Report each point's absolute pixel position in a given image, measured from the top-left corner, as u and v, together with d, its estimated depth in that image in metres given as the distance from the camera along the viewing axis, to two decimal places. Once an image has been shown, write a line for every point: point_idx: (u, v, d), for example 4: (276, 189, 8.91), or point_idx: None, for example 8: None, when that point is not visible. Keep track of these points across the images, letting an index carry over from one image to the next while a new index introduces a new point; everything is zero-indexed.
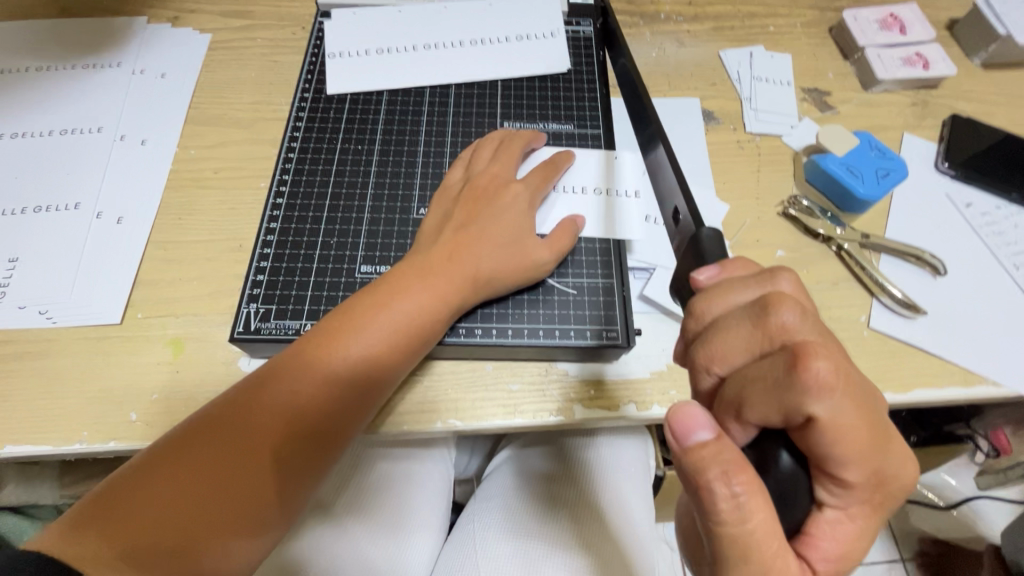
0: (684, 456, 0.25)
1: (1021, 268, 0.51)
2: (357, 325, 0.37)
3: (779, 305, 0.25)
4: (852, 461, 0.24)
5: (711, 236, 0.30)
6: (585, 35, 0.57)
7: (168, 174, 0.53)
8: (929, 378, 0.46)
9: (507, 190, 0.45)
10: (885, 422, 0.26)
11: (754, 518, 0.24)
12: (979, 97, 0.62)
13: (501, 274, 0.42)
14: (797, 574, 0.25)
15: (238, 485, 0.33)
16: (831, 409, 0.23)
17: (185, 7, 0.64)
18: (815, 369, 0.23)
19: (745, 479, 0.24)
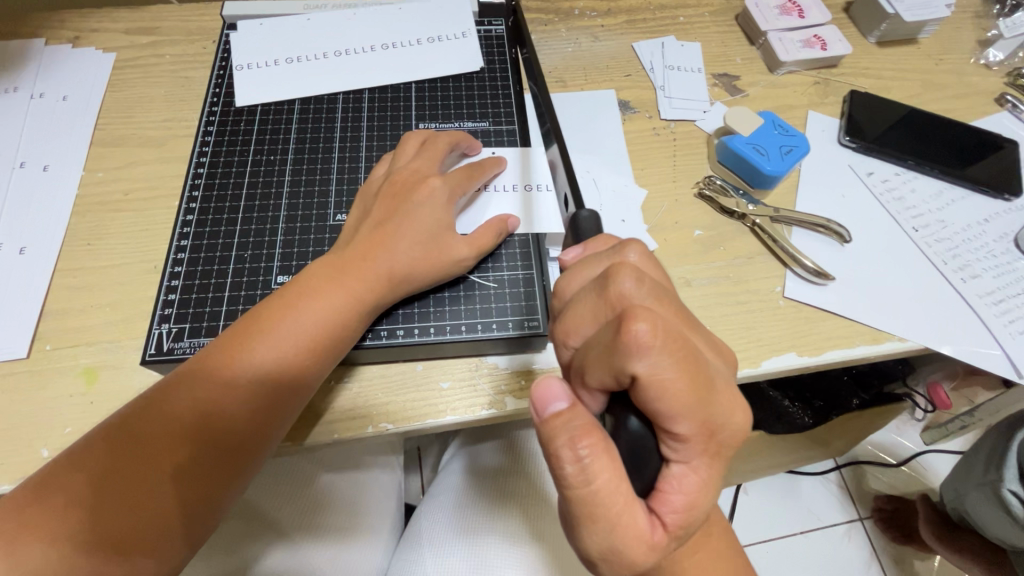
0: (543, 425, 0.29)
1: (919, 229, 0.55)
2: (267, 328, 0.38)
3: (617, 280, 0.30)
4: (680, 414, 0.27)
5: (587, 215, 0.36)
6: (496, 34, 0.58)
7: (73, 199, 0.51)
8: (841, 340, 0.49)
9: (423, 184, 0.44)
10: (719, 379, 0.29)
11: (597, 477, 0.28)
12: (875, 73, 0.66)
13: (421, 272, 0.42)
14: (647, 527, 0.28)
15: (154, 486, 0.34)
16: (651, 366, 0.27)
17: (86, 26, 0.62)
18: (635, 329, 0.27)
19: (589, 442, 0.28)
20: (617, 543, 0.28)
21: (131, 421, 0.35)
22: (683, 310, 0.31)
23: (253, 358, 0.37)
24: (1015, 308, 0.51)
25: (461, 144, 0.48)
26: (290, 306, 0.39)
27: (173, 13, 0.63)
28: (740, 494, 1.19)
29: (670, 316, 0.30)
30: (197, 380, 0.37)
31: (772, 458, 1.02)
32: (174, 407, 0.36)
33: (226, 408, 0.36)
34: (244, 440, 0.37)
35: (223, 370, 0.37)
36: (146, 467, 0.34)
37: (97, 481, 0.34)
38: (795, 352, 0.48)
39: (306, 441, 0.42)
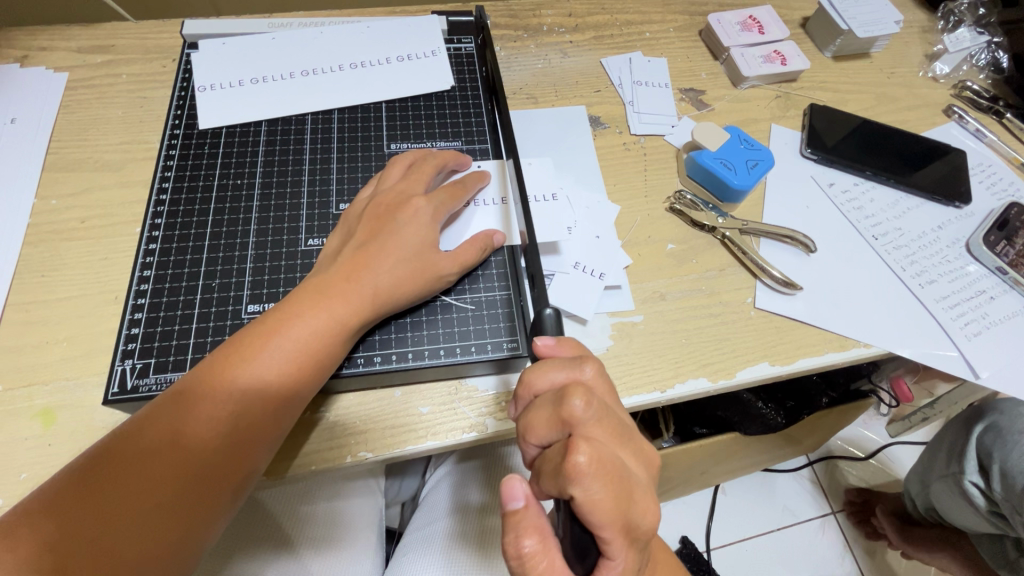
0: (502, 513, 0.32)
1: (879, 237, 0.57)
2: (249, 355, 0.37)
3: (569, 397, 0.31)
4: (607, 532, 0.29)
5: (551, 321, 0.37)
6: (466, 52, 0.58)
7: (25, 228, 0.49)
8: (810, 348, 0.50)
9: (407, 204, 0.43)
10: (648, 495, 0.31)
11: (537, 566, 0.30)
12: (832, 86, 0.68)
13: (402, 291, 0.41)
14: None
15: (138, 520, 0.33)
16: (585, 493, 0.28)
17: (35, 45, 0.59)
18: (575, 459, 0.28)
19: (531, 541, 0.30)
20: None
21: (110, 454, 0.34)
22: (624, 424, 0.33)
23: (235, 387, 0.36)
24: (969, 311, 0.54)
25: (447, 160, 0.48)
26: (272, 333, 0.38)
27: (130, 30, 0.61)
28: (718, 494, 1.21)
29: (608, 435, 0.31)
30: (179, 409, 0.36)
31: (747, 459, 1.05)
32: (156, 438, 0.35)
33: (212, 438, 0.36)
34: (231, 468, 0.36)
35: (207, 400, 0.36)
36: (128, 501, 0.33)
37: (77, 519, 0.32)
38: (768, 361, 0.49)
39: (285, 474, 0.41)
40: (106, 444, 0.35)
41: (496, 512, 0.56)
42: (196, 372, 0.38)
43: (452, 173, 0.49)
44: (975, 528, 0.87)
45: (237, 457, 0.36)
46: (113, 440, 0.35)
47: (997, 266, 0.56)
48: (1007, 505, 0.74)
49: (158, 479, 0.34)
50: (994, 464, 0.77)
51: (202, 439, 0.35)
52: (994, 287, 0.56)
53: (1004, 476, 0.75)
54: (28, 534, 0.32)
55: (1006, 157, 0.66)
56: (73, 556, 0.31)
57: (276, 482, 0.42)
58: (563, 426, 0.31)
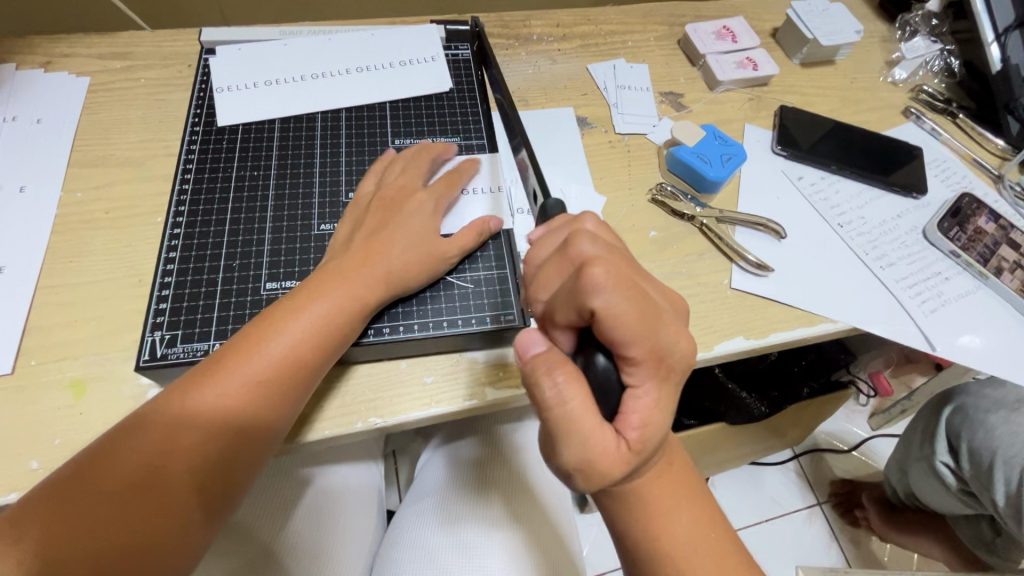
0: (524, 366, 0.35)
1: (844, 225, 0.62)
2: (274, 331, 0.40)
3: (576, 240, 0.34)
4: (631, 341, 0.32)
5: (553, 203, 0.42)
6: (463, 57, 0.63)
7: (52, 218, 0.52)
8: (782, 323, 0.55)
9: (411, 198, 0.48)
10: (665, 314, 0.34)
11: (571, 402, 0.32)
12: (801, 90, 0.74)
13: (410, 273, 0.45)
14: (614, 445, 0.32)
15: (166, 489, 0.36)
16: (606, 302, 0.31)
17: (57, 52, 0.63)
18: (593, 274, 0.31)
19: (563, 372, 0.33)
20: (589, 457, 0.32)
21: (120, 445, 0.36)
22: (631, 261, 0.36)
23: (258, 361, 0.39)
24: (927, 290, 0.59)
25: (437, 153, 0.53)
26: (297, 311, 0.41)
27: (147, 38, 0.65)
28: (708, 487, 1.25)
29: (620, 263, 0.34)
30: (204, 382, 0.38)
31: (734, 449, 1.09)
32: (183, 411, 0.37)
33: (233, 410, 0.38)
34: (251, 440, 0.39)
35: (229, 373, 0.39)
36: (155, 472, 0.36)
37: (106, 487, 0.35)
38: (743, 336, 0.54)
39: (302, 438, 0.44)
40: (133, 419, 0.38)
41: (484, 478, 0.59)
42: (220, 350, 0.40)
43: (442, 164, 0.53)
44: (953, 509, 0.91)
45: (257, 427, 0.39)
46: (140, 416, 0.37)
47: (951, 250, 0.61)
48: (977, 483, 0.79)
49: (183, 450, 0.37)
50: (962, 444, 0.81)
51: (224, 412, 0.38)
52: (949, 269, 0.61)
53: (972, 454, 0.80)
54: (61, 504, 0.34)
55: (959, 152, 0.71)
56: (106, 523, 0.34)
57: (290, 448, 0.45)
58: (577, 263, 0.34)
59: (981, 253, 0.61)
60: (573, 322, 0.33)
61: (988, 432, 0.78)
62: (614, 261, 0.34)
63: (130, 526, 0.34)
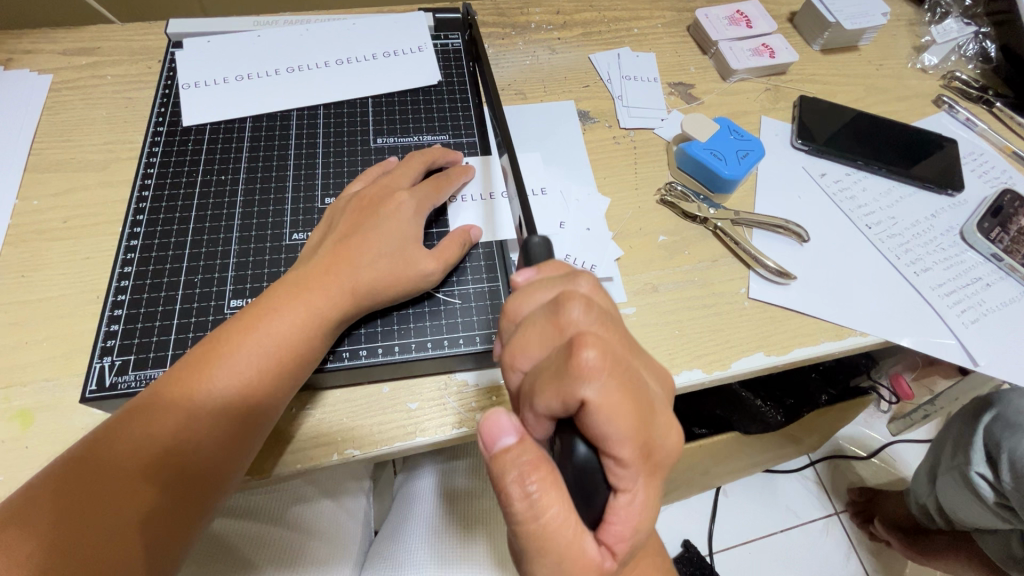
0: (490, 458, 0.29)
1: (872, 226, 0.57)
2: (226, 353, 0.36)
3: (565, 310, 0.30)
4: (624, 442, 0.27)
5: (538, 244, 0.36)
6: (454, 48, 0.58)
7: (7, 228, 0.48)
8: (806, 337, 0.50)
9: (391, 198, 0.43)
10: (657, 402, 0.29)
11: (546, 510, 0.28)
12: (822, 79, 0.68)
13: (382, 285, 0.40)
14: (593, 558, 0.29)
15: (117, 539, 0.31)
16: (597, 394, 0.26)
17: (19, 48, 0.59)
18: (583, 355, 0.27)
19: (538, 477, 0.28)
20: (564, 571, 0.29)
21: (116, 440, 0.33)
22: (625, 330, 0.31)
23: (213, 389, 0.35)
24: (966, 297, 0.53)
25: (440, 155, 0.48)
26: (248, 330, 0.37)
27: (115, 33, 0.61)
28: (720, 497, 1.20)
29: (612, 340, 0.30)
30: (153, 415, 0.34)
31: (748, 458, 1.03)
32: (131, 448, 0.33)
33: (190, 447, 0.34)
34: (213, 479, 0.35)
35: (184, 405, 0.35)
36: (104, 517, 0.32)
37: (48, 535, 0.30)
38: (763, 351, 0.48)
39: (271, 472, 0.40)
40: (76, 455, 0.33)
41: (481, 501, 0.55)
42: (166, 378, 0.36)
43: (436, 168, 0.48)
44: (987, 524, 0.85)
45: (217, 464, 0.35)
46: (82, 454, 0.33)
47: (991, 253, 0.56)
48: (1017, 497, 0.73)
49: (136, 491, 0.33)
50: (1002, 454, 0.76)
51: (180, 449, 0.34)
52: (990, 273, 0.55)
53: (1013, 465, 0.74)
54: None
55: (997, 145, 0.65)
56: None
57: (262, 482, 0.41)
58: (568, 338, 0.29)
59: None
60: (556, 413, 0.28)
61: None
62: (606, 338, 0.29)
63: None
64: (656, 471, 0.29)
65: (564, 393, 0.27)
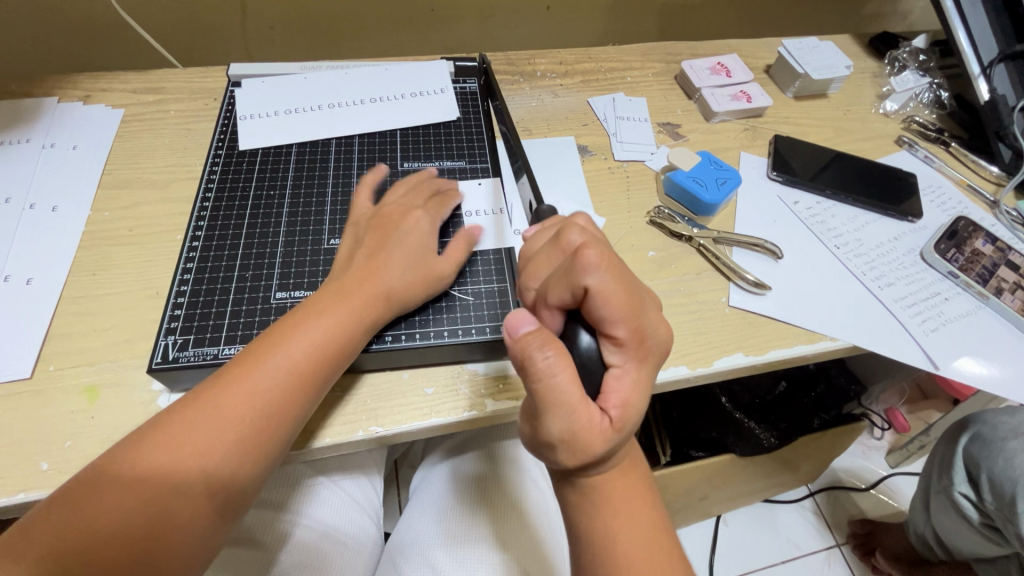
0: (513, 342, 0.34)
1: (841, 246, 0.63)
2: (275, 345, 0.42)
3: (566, 233, 0.37)
4: (618, 319, 0.34)
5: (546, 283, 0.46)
6: (471, 90, 0.67)
7: (80, 235, 0.55)
8: (781, 341, 0.55)
9: (409, 217, 0.51)
10: (646, 300, 0.36)
11: (561, 373, 0.33)
12: (795, 121, 0.77)
13: (409, 288, 0.47)
14: (596, 417, 0.33)
15: (180, 504, 0.37)
16: (597, 282, 0.33)
17: (95, 87, 0.68)
18: (585, 257, 0.34)
19: (555, 348, 0.33)
20: (570, 440, 0.33)
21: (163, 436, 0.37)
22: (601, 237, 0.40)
23: (260, 378, 0.40)
24: (926, 309, 0.59)
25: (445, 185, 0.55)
26: (288, 330, 0.42)
27: (178, 76, 0.71)
28: (720, 526, 1.21)
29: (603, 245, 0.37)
30: (207, 402, 0.39)
31: (745, 483, 1.06)
32: (190, 428, 0.38)
33: (239, 427, 0.39)
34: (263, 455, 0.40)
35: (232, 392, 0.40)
36: (168, 489, 0.36)
37: (118, 508, 0.35)
38: (742, 352, 0.54)
39: (301, 445, 0.45)
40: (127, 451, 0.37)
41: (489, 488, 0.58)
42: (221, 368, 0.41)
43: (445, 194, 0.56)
44: (982, 549, 0.86)
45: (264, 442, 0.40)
46: (137, 442, 0.37)
47: (949, 271, 0.62)
48: (1000, 516, 0.75)
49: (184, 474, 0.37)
50: (982, 473, 0.78)
51: (228, 429, 0.39)
52: (948, 289, 0.61)
53: (993, 484, 0.76)
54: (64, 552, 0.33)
55: (953, 179, 0.73)
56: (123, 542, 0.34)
57: (292, 457, 0.45)
58: (570, 285, 0.34)
59: (980, 274, 0.61)
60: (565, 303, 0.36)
61: (1010, 460, 0.75)
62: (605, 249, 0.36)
63: (148, 542, 0.35)
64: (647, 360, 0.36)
65: (520, 350, 0.34)
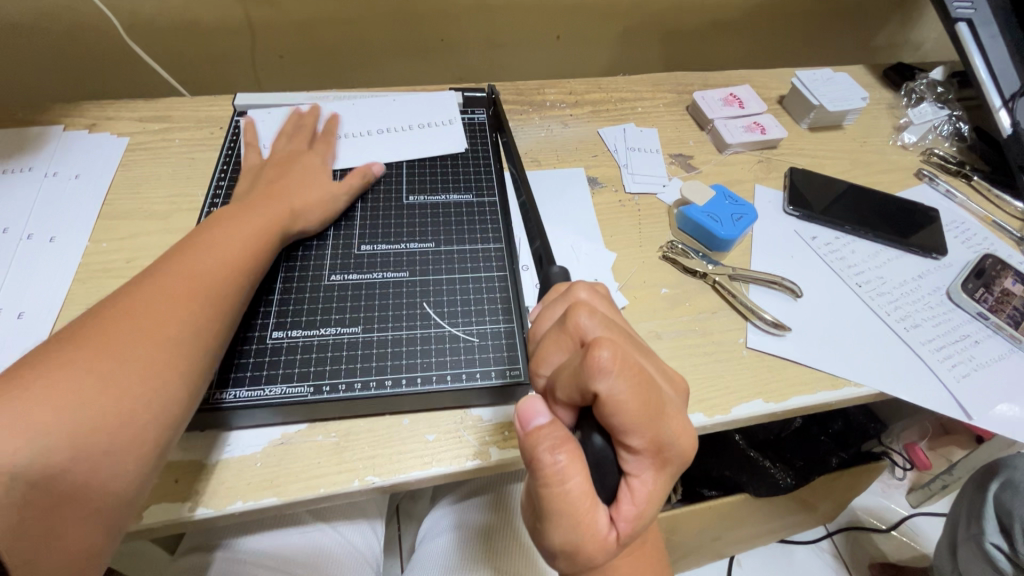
0: (522, 437, 0.31)
1: (863, 284, 0.61)
2: (193, 250, 0.43)
3: (577, 317, 0.33)
4: (633, 429, 0.29)
5: (558, 273, 0.44)
6: (479, 121, 0.66)
7: (76, 267, 0.54)
8: (803, 386, 0.52)
9: (301, 156, 0.56)
10: (669, 402, 0.31)
11: (570, 479, 0.30)
12: (810, 153, 0.75)
13: (307, 191, 0.52)
14: (604, 529, 0.30)
15: (137, 382, 0.35)
16: (609, 387, 0.29)
17: (103, 115, 0.68)
18: (597, 357, 0.29)
19: (565, 450, 0.30)
20: (577, 541, 0.30)
21: (95, 329, 0.37)
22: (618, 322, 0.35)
23: (189, 267, 0.42)
24: (956, 353, 0.56)
25: (330, 133, 0.60)
26: (207, 239, 0.44)
27: (186, 104, 0.70)
28: (734, 567, 1.15)
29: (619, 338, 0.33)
30: (137, 301, 0.39)
31: (761, 524, 1.01)
32: (126, 320, 0.37)
33: (161, 340, 0.37)
34: (196, 368, 0.38)
35: (141, 311, 0.38)
36: (104, 385, 0.34)
37: (70, 395, 0.33)
38: (762, 398, 0.51)
39: (292, 496, 0.42)
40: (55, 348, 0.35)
41: (494, 537, 0.55)
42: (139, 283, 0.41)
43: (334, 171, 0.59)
44: None
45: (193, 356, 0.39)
46: (51, 357, 0.35)
47: (978, 312, 0.59)
48: None
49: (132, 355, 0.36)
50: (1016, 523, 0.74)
51: (146, 340, 0.37)
52: (978, 331, 0.58)
53: None
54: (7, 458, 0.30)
55: (977, 214, 0.70)
56: (38, 473, 0.31)
57: (282, 508, 0.42)
58: (580, 386, 0.30)
59: (1011, 316, 0.58)
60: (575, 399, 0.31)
61: None
62: (621, 343, 0.31)
63: (64, 472, 0.32)
64: (668, 465, 0.31)
65: (528, 448, 0.31)
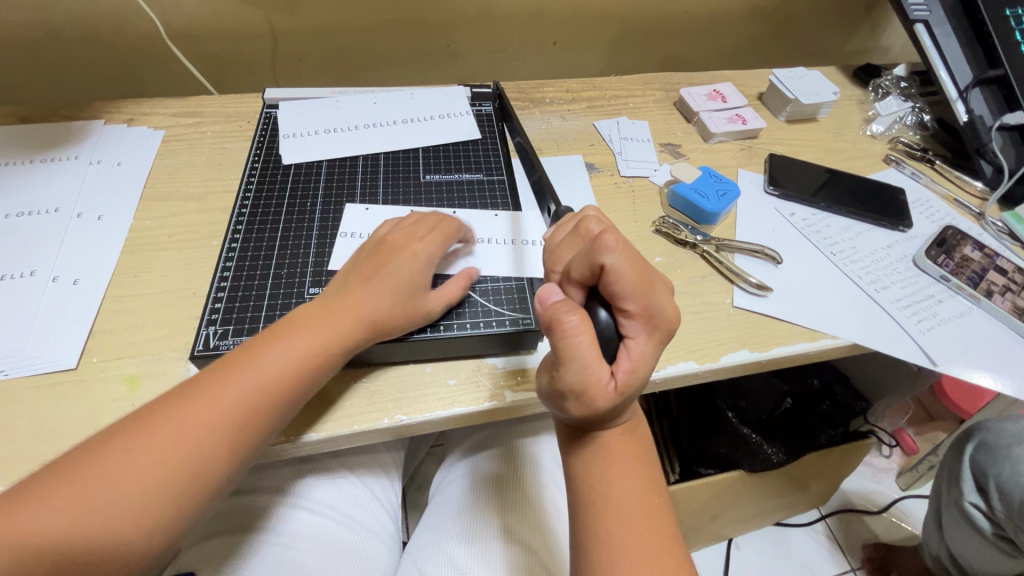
0: (541, 308, 0.37)
1: (837, 252, 0.67)
2: (249, 364, 0.41)
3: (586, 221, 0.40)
4: (631, 295, 0.36)
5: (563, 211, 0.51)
6: (486, 112, 0.73)
7: (123, 240, 0.59)
8: (785, 338, 0.58)
9: (407, 249, 0.49)
10: (658, 283, 0.38)
11: (581, 333, 0.35)
12: (788, 142, 0.82)
13: (387, 311, 0.46)
14: (607, 379, 0.36)
15: (137, 514, 0.34)
16: (614, 260, 0.36)
17: (139, 111, 0.74)
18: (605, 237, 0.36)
19: (578, 313, 0.36)
20: (585, 388, 0.35)
21: (137, 429, 0.37)
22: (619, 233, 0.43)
23: (236, 389, 0.39)
24: (921, 310, 0.62)
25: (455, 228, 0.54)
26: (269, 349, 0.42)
27: (216, 101, 0.77)
28: (732, 549, 1.19)
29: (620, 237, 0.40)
30: (183, 406, 0.38)
31: (756, 501, 1.05)
32: (159, 431, 0.37)
33: (175, 470, 0.36)
34: (199, 498, 0.37)
35: (187, 426, 0.37)
36: (109, 501, 0.34)
37: (82, 504, 0.33)
38: (747, 348, 0.57)
39: (330, 431, 0.47)
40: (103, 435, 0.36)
41: (500, 483, 0.60)
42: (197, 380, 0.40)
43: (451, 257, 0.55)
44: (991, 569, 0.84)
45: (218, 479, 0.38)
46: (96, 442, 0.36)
47: (940, 275, 0.65)
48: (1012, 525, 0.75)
49: (146, 476, 0.35)
50: (990, 482, 0.79)
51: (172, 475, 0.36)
52: (942, 292, 0.64)
53: (1002, 492, 0.77)
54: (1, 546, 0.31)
55: (940, 194, 0.77)
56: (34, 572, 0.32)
57: (319, 443, 0.47)
58: (591, 262, 0.37)
59: (971, 278, 0.65)
60: (585, 280, 0.38)
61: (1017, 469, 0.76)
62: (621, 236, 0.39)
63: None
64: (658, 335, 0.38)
65: (547, 314, 0.37)
